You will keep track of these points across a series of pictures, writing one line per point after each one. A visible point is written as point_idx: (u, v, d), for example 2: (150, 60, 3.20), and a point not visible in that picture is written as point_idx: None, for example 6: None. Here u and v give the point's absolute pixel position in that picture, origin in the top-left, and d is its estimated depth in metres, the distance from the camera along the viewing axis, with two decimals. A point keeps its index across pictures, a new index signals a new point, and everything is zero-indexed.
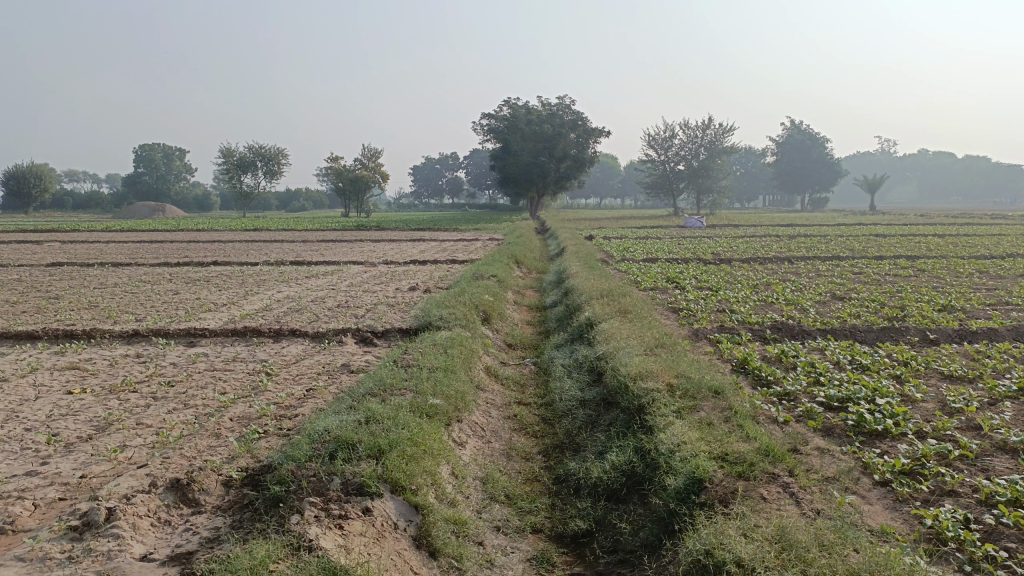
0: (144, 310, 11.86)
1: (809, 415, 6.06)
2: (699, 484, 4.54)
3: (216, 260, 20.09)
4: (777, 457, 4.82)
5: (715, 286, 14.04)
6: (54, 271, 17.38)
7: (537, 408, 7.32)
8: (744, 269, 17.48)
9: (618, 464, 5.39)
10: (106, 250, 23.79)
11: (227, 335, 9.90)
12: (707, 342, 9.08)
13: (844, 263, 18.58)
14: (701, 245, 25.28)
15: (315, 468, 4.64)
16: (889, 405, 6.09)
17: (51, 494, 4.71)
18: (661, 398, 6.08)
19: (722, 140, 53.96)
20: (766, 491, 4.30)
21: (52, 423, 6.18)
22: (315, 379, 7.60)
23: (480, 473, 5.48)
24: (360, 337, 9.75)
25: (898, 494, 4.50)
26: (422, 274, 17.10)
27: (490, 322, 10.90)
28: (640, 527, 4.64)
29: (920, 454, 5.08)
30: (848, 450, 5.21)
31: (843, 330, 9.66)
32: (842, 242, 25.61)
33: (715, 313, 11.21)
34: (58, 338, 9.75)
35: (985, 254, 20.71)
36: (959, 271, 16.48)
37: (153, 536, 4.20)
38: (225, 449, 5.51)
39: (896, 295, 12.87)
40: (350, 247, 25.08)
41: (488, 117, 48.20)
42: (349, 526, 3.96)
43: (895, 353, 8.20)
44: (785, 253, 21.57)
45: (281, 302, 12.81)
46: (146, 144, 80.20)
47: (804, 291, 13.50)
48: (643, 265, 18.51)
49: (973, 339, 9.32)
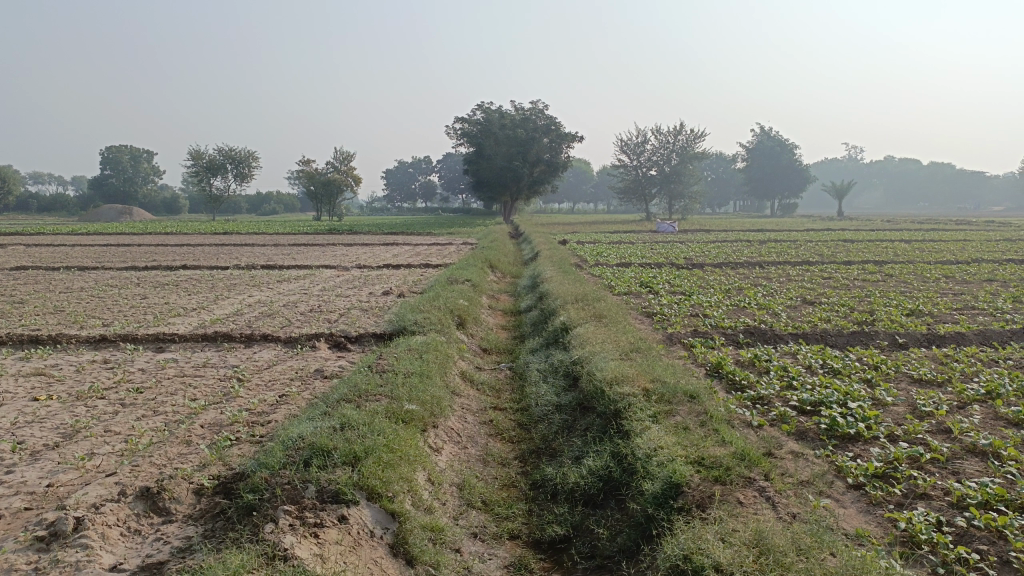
0: (112, 315, 11.65)
1: (783, 419, 6.11)
2: (677, 488, 4.56)
3: (185, 264, 19.81)
4: (753, 460, 4.85)
5: (688, 291, 14.16)
6: (18, 275, 17.03)
7: (513, 414, 7.29)
8: (716, 274, 17.64)
9: (595, 469, 5.39)
10: (72, 253, 23.34)
11: (198, 340, 9.75)
12: (681, 347, 9.13)
13: (814, 268, 18.82)
14: (674, 250, 25.47)
15: (289, 475, 4.57)
16: (861, 409, 6.16)
17: (16, 504, 4.59)
18: (637, 403, 6.10)
19: (693, 146, 54.46)
20: (743, 496, 4.33)
21: (16, 430, 6.03)
22: (288, 385, 7.51)
23: (457, 479, 5.44)
24: (333, 342, 9.66)
25: (871, 498, 4.55)
26: (396, 278, 17.02)
27: (465, 327, 10.86)
28: (618, 532, 4.64)
29: (892, 457, 5.14)
30: (821, 454, 5.27)
31: (814, 334, 9.77)
32: (812, 247, 25.92)
33: (689, 318, 11.29)
34: (23, 343, 9.54)
35: (950, 259, 21.13)
36: (926, 276, 16.78)
37: (122, 546, 4.11)
38: (196, 457, 5.42)
39: (865, 299, 13.07)
40: (323, 251, 24.87)
41: (462, 121, 48.12)
42: (324, 535, 3.91)
43: (865, 356, 8.30)
44: (757, 258, 21.81)
45: (253, 306, 12.66)
46: (114, 146, 78.97)
47: (776, 296, 13.65)
48: (617, 269, 18.61)
49: (942, 343, 9.48)
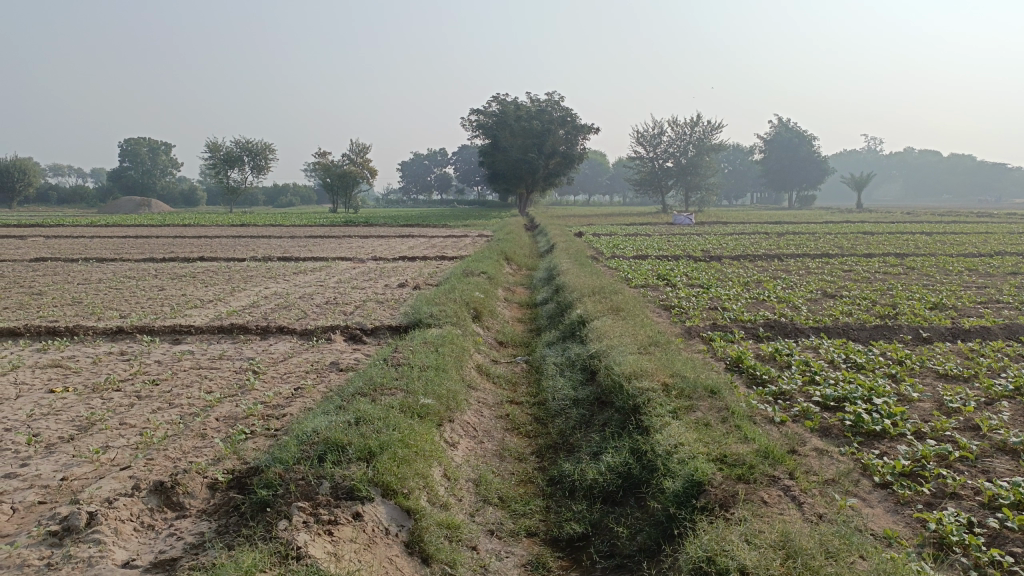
0: (129, 306, 11.68)
1: (806, 415, 5.98)
2: (699, 486, 4.45)
3: (202, 256, 19.82)
4: (776, 459, 4.73)
5: (706, 284, 14.01)
6: (37, 266, 17.17)
7: (530, 408, 7.20)
8: (734, 266, 17.44)
9: (613, 466, 5.29)
10: (90, 245, 23.47)
11: (213, 332, 9.74)
12: (700, 340, 9.01)
13: (833, 261, 18.57)
14: (691, 242, 25.24)
15: (303, 470, 4.50)
16: (886, 405, 6.01)
17: (29, 498, 4.56)
18: (656, 398, 5.98)
19: (711, 138, 53.95)
20: (767, 495, 4.22)
21: (32, 423, 6.00)
22: (303, 378, 7.46)
23: (473, 475, 5.37)
24: (349, 334, 9.62)
25: (899, 497, 4.43)
26: (412, 270, 16.94)
27: (481, 320, 10.78)
28: (637, 531, 4.55)
29: (919, 455, 4.99)
30: (846, 451, 5.13)
31: (836, 328, 9.60)
32: (831, 240, 25.55)
33: (707, 311, 11.14)
34: (41, 335, 9.56)
35: (972, 251, 20.82)
36: (948, 269, 16.49)
37: (135, 541, 4.07)
38: (211, 451, 5.37)
39: (886, 292, 12.88)
40: (339, 243, 24.86)
41: (477, 113, 48.04)
42: (339, 533, 3.84)
43: (890, 351, 8.12)
44: (774, 251, 21.50)
45: (269, 298, 12.61)
46: (133, 138, 79.61)
47: (795, 289, 13.47)
48: (633, 262, 18.44)
49: (967, 338, 9.27)
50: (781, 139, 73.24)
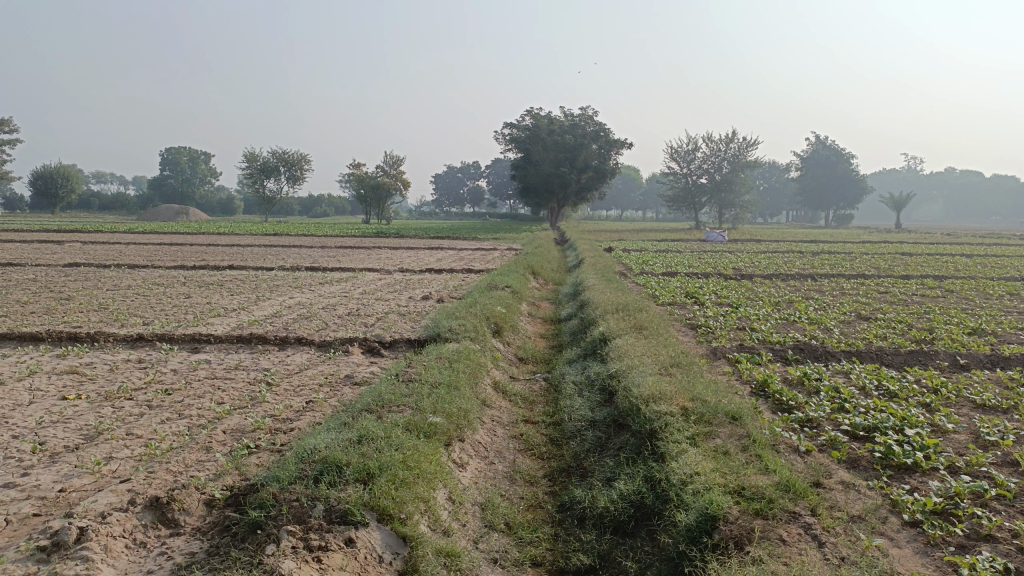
0: (153, 313, 11.71)
1: (833, 445, 5.68)
2: (712, 522, 4.21)
3: (231, 264, 19.94)
4: (798, 493, 4.46)
5: (736, 303, 13.67)
6: (69, 271, 17.45)
7: (545, 428, 6.99)
8: (766, 285, 17.03)
9: (626, 494, 5.05)
10: (124, 251, 23.73)
11: (232, 341, 9.68)
12: (725, 362, 8.73)
13: (870, 282, 18.05)
14: (723, 259, 24.79)
15: (298, 492, 4.35)
16: (919, 437, 5.68)
17: (25, 510, 4.45)
18: (675, 423, 5.73)
19: (745, 154, 53.35)
20: (785, 533, 3.97)
21: (39, 431, 5.93)
22: (316, 391, 7.32)
23: (480, 498, 5.17)
24: (367, 347, 9.50)
25: (929, 537, 4.13)
26: (437, 283, 16.86)
27: (502, 335, 10.59)
28: (647, 566, 4.33)
29: (953, 493, 4.68)
30: (874, 485, 4.84)
31: (869, 352, 9.23)
32: (868, 260, 24.97)
33: (735, 331, 10.83)
34: (62, 340, 9.58)
35: (1014, 275, 20.22)
36: (989, 293, 15.93)
37: (125, 559, 3.92)
38: (213, 465, 5.24)
39: (923, 316, 12.40)
40: (367, 254, 25.01)
41: (510, 126, 48.03)
42: (328, 560, 3.68)
43: (925, 378, 7.76)
44: (809, 270, 21.05)
45: (292, 308, 12.55)
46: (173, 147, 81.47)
47: (828, 310, 13.08)
48: (662, 279, 18.13)
49: (1007, 365, 8.85)
50: (817, 157, 72.16)
